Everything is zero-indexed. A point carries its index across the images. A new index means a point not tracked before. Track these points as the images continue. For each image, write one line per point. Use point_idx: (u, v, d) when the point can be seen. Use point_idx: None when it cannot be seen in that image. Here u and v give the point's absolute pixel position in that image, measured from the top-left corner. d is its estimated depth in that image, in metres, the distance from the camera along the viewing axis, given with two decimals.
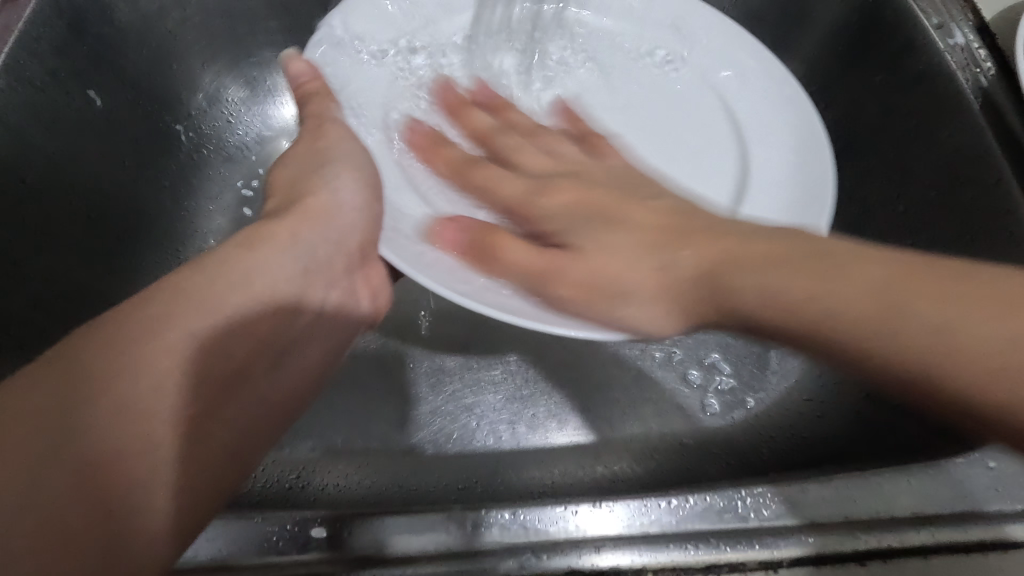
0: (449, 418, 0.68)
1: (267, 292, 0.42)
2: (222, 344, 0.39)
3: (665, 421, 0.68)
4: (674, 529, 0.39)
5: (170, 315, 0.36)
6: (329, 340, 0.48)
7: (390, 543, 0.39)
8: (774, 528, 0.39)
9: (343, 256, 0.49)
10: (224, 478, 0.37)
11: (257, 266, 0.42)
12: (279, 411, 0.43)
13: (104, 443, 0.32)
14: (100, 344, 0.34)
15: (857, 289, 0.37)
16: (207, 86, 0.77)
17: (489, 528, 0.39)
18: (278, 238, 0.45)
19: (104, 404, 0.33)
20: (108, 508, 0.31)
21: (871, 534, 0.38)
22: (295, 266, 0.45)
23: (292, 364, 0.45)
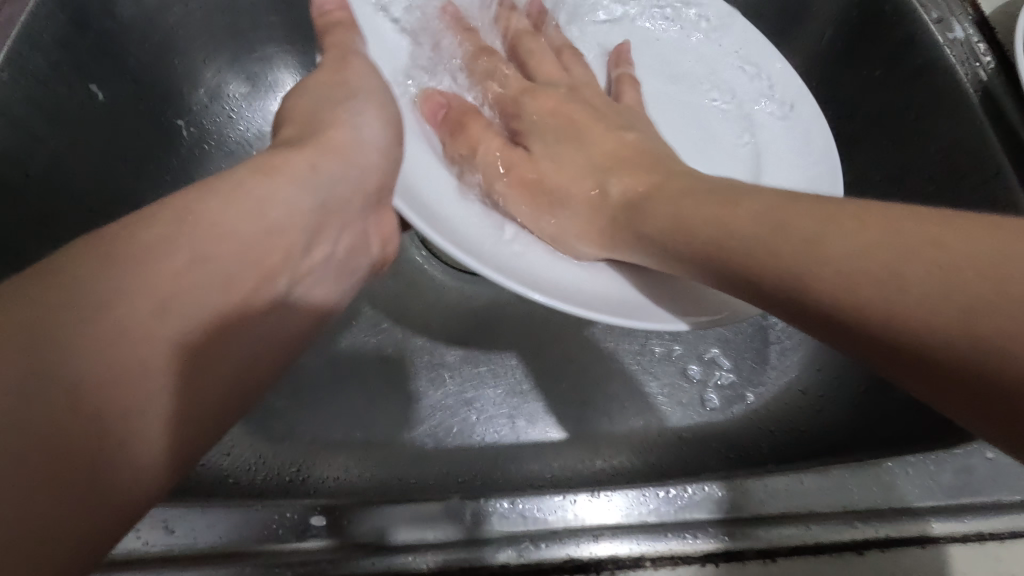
0: (449, 411, 0.69)
1: (275, 224, 0.39)
2: (226, 278, 0.36)
3: (665, 415, 0.69)
4: (673, 519, 0.39)
5: (178, 244, 0.33)
6: (330, 284, 0.46)
7: (390, 532, 0.39)
8: (771, 518, 0.39)
9: (359, 197, 0.46)
10: (216, 415, 0.35)
11: (271, 195, 0.39)
12: (280, 350, 0.41)
13: (102, 370, 0.29)
14: (99, 262, 0.31)
15: (923, 277, 0.32)
16: (209, 81, 0.78)
17: (488, 517, 0.40)
18: (297, 166, 0.41)
19: (100, 329, 0.30)
20: (104, 445, 0.29)
21: (868, 523, 0.39)
22: (311, 198, 0.42)
23: (295, 302, 0.42)
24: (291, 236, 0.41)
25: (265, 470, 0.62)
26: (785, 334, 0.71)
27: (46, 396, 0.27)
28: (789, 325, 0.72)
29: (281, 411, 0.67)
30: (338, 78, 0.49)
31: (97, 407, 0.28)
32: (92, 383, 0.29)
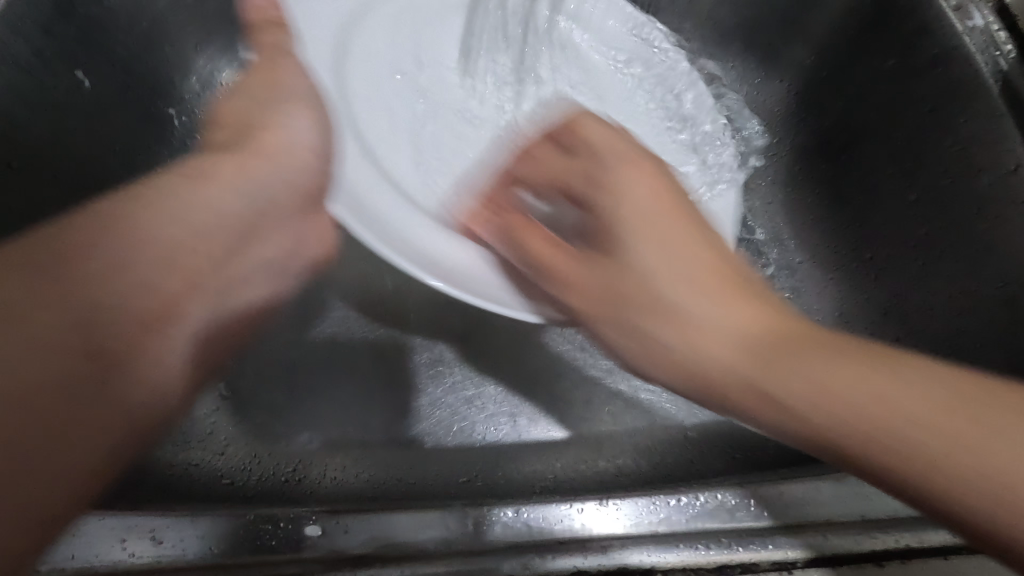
0: (449, 410, 0.67)
1: (203, 227, 0.43)
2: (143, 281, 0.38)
3: (670, 413, 0.67)
4: (684, 529, 0.37)
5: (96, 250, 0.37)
6: (274, 263, 0.50)
7: (387, 540, 0.37)
8: (789, 527, 0.37)
9: (294, 196, 0.49)
10: (158, 415, 0.38)
11: (194, 200, 0.42)
12: (227, 335, 0.46)
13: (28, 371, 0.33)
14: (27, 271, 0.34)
15: (862, 415, 0.34)
16: (201, 69, 0.75)
17: (492, 526, 0.38)
18: (225, 174, 0.45)
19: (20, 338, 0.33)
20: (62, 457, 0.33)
21: (889, 533, 0.37)
22: (240, 203, 0.45)
23: (238, 291, 0.46)
24: (228, 239, 0.45)
25: (260, 472, 0.60)
26: None
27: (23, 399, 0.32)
28: None
29: (277, 410, 0.65)
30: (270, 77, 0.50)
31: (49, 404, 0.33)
32: (107, 337, 0.36)
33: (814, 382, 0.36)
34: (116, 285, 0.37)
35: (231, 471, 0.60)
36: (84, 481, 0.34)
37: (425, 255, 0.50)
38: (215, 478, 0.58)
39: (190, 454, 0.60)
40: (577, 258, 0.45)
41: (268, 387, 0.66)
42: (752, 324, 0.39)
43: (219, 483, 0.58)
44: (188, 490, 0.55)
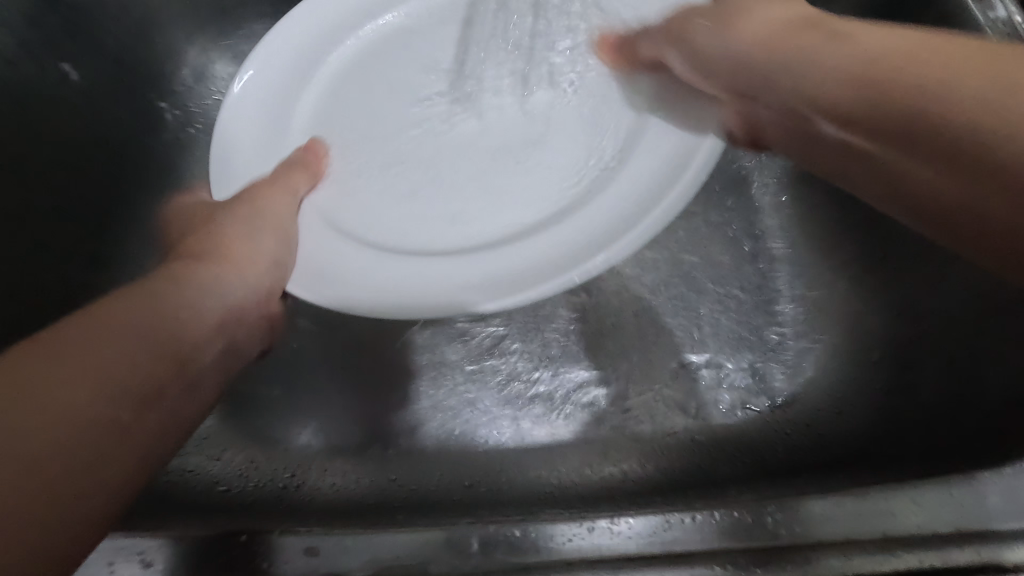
0: (449, 413, 0.65)
1: (202, 318, 0.38)
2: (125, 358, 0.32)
3: (676, 416, 0.65)
4: (699, 549, 0.36)
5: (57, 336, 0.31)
6: (226, 360, 0.40)
7: (385, 561, 0.36)
8: (805, 546, 0.36)
9: (263, 305, 0.45)
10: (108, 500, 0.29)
11: (204, 286, 0.40)
12: (175, 427, 0.34)
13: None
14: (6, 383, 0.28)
15: (943, 99, 0.32)
16: (194, 61, 0.72)
17: (497, 545, 0.36)
18: (212, 264, 0.42)
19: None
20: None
21: (912, 553, 0.36)
22: (218, 301, 0.40)
23: (200, 386, 0.36)
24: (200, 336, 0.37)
25: (257, 479, 0.59)
26: (803, 332, 0.67)
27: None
28: (805, 321, 0.67)
29: (274, 413, 0.64)
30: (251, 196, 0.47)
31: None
32: (93, 403, 0.29)
33: (876, 74, 0.35)
34: (100, 361, 0.31)
35: (228, 477, 0.59)
36: (118, 485, 0.29)
37: (448, 285, 0.48)
38: (211, 486, 0.57)
39: (186, 460, 0.59)
40: (860, 137, 0.37)
41: (265, 390, 0.65)
42: (849, 68, 0.37)
43: (215, 491, 0.57)
44: (184, 499, 0.54)
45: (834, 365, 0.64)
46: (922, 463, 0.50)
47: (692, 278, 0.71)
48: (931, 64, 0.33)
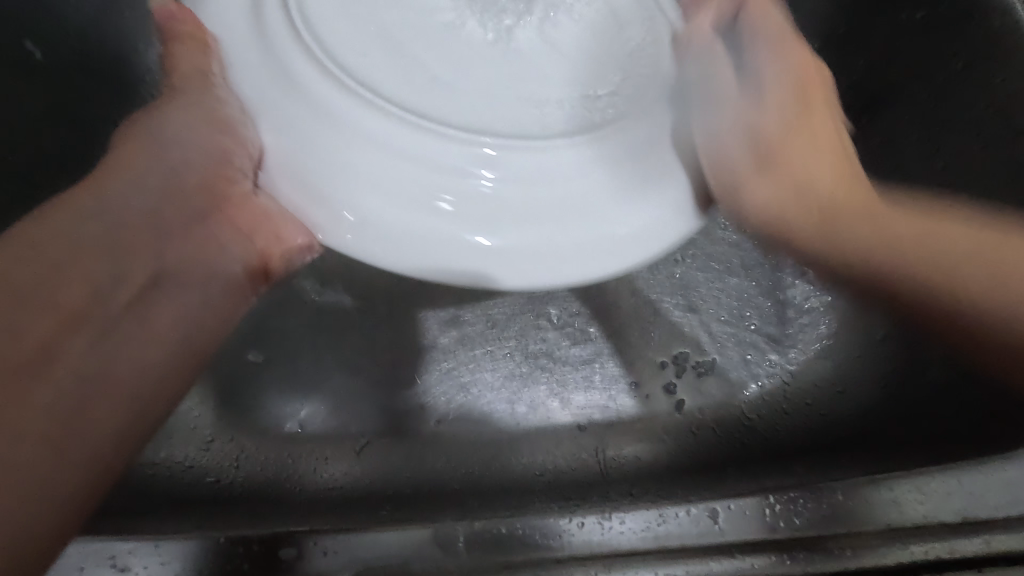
0: (443, 397, 0.63)
1: (126, 349, 0.38)
2: (93, 355, 0.36)
3: (674, 398, 0.63)
4: (695, 542, 0.35)
5: (58, 403, 0.34)
6: (201, 293, 0.42)
7: (366, 562, 0.35)
8: (809, 538, 0.35)
9: (79, 298, 0.37)
10: (132, 379, 0.37)
11: (64, 274, 0.37)
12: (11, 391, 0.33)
13: (80, 369, 0.35)
14: (32, 368, 0.34)
15: (796, 195, 0.44)
16: (168, 36, 0.67)
17: (483, 542, 0.35)
18: (105, 183, 0.42)
19: (63, 350, 0.35)
20: (107, 412, 0.35)
21: (917, 545, 0.34)
22: (121, 217, 0.41)
23: (162, 297, 0.40)
24: (81, 299, 0.37)
25: (245, 468, 0.57)
26: (806, 309, 0.65)
27: (101, 366, 0.36)
28: (809, 298, 0.65)
29: (263, 395, 0.61)
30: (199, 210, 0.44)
31: (161, 340, 0.39)
32: (82, 339, 0.36)
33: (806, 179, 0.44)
34: (77, 352, 0.36)
35: (216, 468, 0.57)
36: (124, 401, 0.36)
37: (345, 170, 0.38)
38: (198, 478, 0.56)
39: (172, 450, 0.57)
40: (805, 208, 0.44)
41: (247, 370, 0.62)
42: (825, 182, 0.44)
43: (202, 483, 0.55)
44: (169, 494, 0.53)
45: (837, 343, 0.62)
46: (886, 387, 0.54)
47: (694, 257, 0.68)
48: (806, 183, 0.44)
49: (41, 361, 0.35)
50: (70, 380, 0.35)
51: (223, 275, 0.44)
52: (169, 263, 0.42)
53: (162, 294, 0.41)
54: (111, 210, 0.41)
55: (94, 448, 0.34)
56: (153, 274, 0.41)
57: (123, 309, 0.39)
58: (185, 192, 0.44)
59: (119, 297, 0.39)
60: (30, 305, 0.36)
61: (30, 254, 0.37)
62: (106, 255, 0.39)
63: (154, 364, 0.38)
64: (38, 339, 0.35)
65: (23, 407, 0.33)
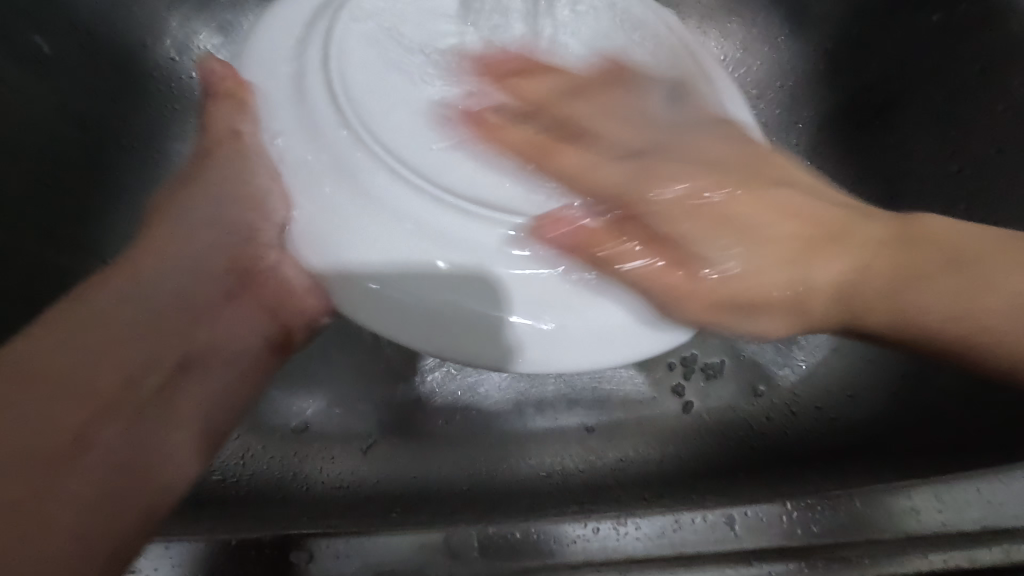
0: (450, 398, 0.62)
1: (167, 427, 0.37)
2: (133, 440, 0.35)
3: (684, 401, 0.63)
4: (712, 550, 0.34)
5: (40, 532, 0.29)
6: (230, 375, 0.42)
7: (377, 566, 0.34)
8: (827, 546, 0.34)
9: (120, 389, 0.36)
10: (182, 468, 0.36)
11: (104, 356, 0.36)
12: (19, 487, 0.30)
13: (161, 455, 0.36)
14: (50, 464, 0.31)
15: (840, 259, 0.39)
16: (175, 31, 0.66)
17: (496, 547, 0.35)
18: (137, 267, 0.40)
19: (137, 431, 0.35)
20: (145, 493, 0.34)
21: (938, 553, 0.34)
22: (148, 303, 0.39)
23: (187, 387, 0.39)
24: (111, 382, 0.35)
25: (252, 468, 0.57)
26: None
27: (130, 463, 0.34)
28: None
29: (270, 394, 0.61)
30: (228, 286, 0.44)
31: (191, 423, 0.38)
32: (132, 411, 0.36)
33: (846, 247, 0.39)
34: (128, 437, 0.35)
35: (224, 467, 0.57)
36: (172, 483, 0.35)
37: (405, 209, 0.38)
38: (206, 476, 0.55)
39: None
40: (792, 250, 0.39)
41: None
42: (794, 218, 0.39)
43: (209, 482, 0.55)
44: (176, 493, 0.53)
45: (847, 346, 0.61)
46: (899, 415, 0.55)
47: None
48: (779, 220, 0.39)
49: (24, 470, 0.30)
50: (101, 474, 0.33)
51: (245, 346, 0.44)
52: (196, 343, 0.41)
53: (189, 378, 0.39)
54: (161, 281, 0.40)
55: (174, 459, 0.36)
56: (179, 358, 0.39)
57: (174, 394, 0.38)
58: (212, 274, 0.43)
59: (147, 383, 0.37)
60: (73, 404, 0.33)
61: (39, 346, 0.34)
62: (146, 338, 0.38)
63: (186, 440, 0.37)
64: (47, 432, 0.32)
65: (57, 512, 0.30)
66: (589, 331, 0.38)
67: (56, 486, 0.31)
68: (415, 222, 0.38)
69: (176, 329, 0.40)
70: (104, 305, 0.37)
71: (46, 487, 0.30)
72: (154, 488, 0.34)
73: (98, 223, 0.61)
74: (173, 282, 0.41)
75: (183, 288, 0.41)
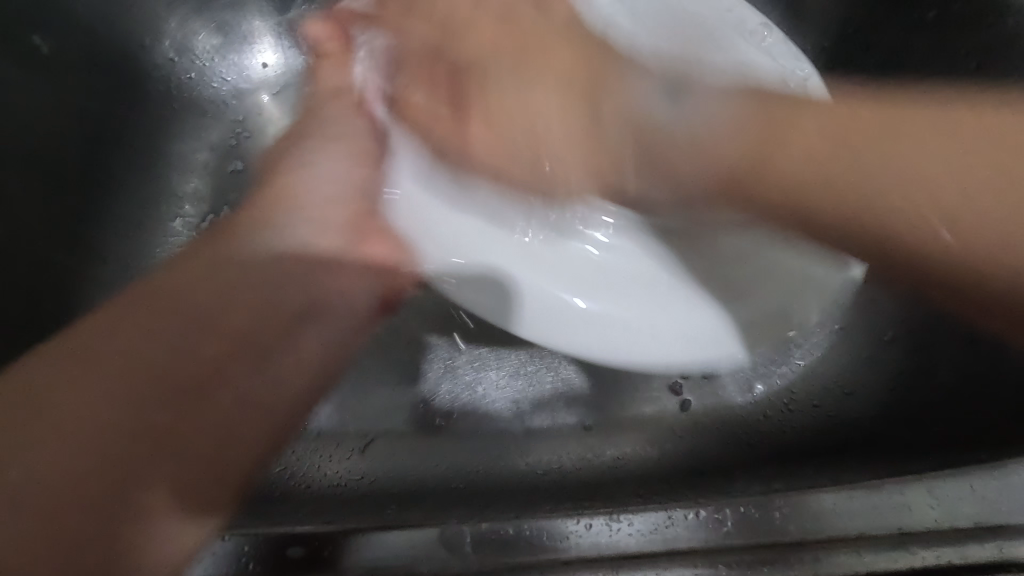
0: (448, 396, 0.63)
1: (231, 428, 0.46)
2: (224, 424, 0.45)
3: (681, 399, 0.63)
4: (704, 545, 0.35)
5: (155, 513, 0.39)
6: (318, 338, 0.55)
7: (370, 563, 0.35)
8: (819, 543, 0.34)
9: (175, 381, 0.44)
10: (256, 442, 0.48)
11: (148, 350, 0.44)
12: (60, 484, 0.37)
13: (220, 429, 0.45)
14: (140, 452, 0.40)
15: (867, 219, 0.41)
16: (174, 32, 0.66)
17: (490, 543, 0.35)
18: (231, 254, 0.52)
19: (199, 415, 0.44)
20: (207, 479, 0.43)
21: (929, 550, 0.33)
22: (239, 290, 0.50)
23: (237, 391, 0.47)
24: (183, 370, 0.44)
25: None
26: None
27: (195, 451, 0.43)
28: None
29: None
30: (326, 255, 0.58)
31: (274, 404, 0.50)
32: (193, 388, 0.44)
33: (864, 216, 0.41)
34: (207, 423, 0.44)
35: None
36: (236, 453, 0.46)
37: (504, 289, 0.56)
38: None
39: None
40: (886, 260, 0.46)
41: None
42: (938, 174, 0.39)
43: None
44: None
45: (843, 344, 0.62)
46: (896, 415, 0.55)
47: None
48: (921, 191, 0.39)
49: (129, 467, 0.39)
50: (175, 463, 0.41)
51: (350, 307, 0.59)
52: (304, 339, 0.54)
53: (248, 377, 0.48)
54: (254, 248, 0.54)
55: (166, 535, 0.39)
56: (244, 354, 0.48)
57: (236, 382, 0.47)
58: (282, 261, 0.55)
59: (234, 369, 0.47)
60: (157, 412, 0.42)
61: (103, 348, 0.43)
62: (186, 336, 0.46)
63: (229, 427, 0.45)
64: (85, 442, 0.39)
65: (140, 493, 0.39)
66: (611, 329, 0.56)
67: (141, 464, 0.40)
68: (534, 293, 0.57)
69: (269, 312, 0.51)
70: (186, 279, 0.49)
71: (121, 466, 0.39)
72: (232, 462, 0.45)
73: (96, 222, 0.61)
74: (241, 270, 0.52)
75: (258, 301, 0.51)
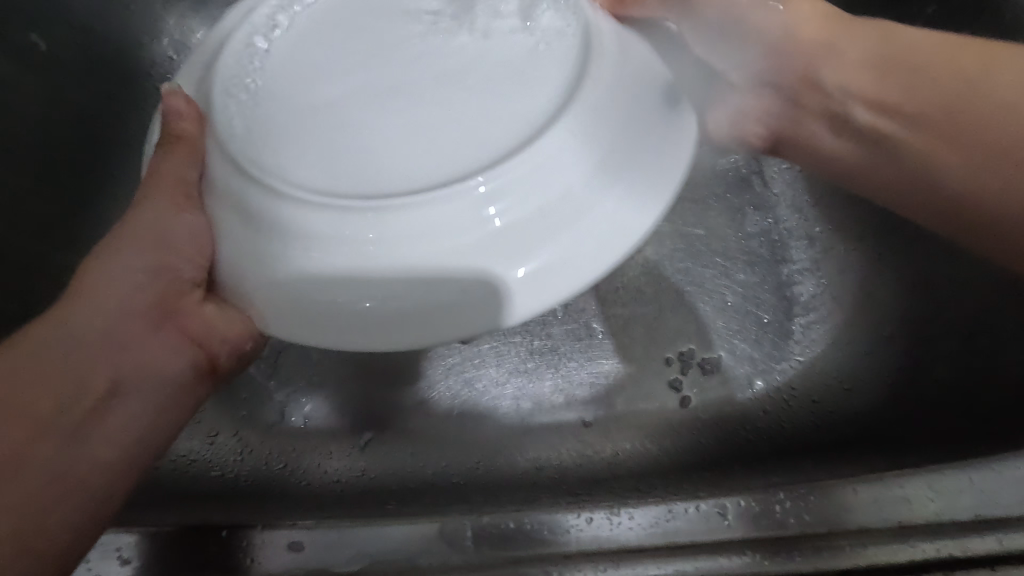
0: (447, 393, 0.63)
1: (93, 467, 0.35)
2: (77, 458, 0.34)
3: (681, 396, 0.63)
4: (705, 539, 0.35)
5: None
6: (157, 395, 0.38)
7: (372, 556, 0.35)
8: (819, 536, 0.34)
9: (27, 425, 0.34)
10: (111, 482, 0.35)
11: (20, 373, 0.35)
12: None
13: (87, 458, 0.35)
14: None
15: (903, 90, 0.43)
16: (172, 30, 0.67)
17: (492, 536, 0.35)
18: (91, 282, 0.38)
19: (81, 446, 0.35)
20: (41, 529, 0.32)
21: (928, 542, 0.34)
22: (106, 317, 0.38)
23: (113, 412, 0.36)
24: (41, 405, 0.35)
25: (248, 462, 0.57)
26: (812, 307, 0.64)
27: (66, 492, 0.33)
28: (815, 296, 0.65)
29: (268, 389, 0.61)
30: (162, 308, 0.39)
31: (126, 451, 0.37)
32: (52, 423, 0.34)
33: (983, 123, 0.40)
34: (53, 459, 0.34)
35: (221, 462, 0.57)
36: (84, 518, 0.34)
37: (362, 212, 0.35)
38: (203, 472, 0.56)
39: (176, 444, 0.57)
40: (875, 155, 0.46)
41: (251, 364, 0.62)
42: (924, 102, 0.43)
43: (207, 478, 0.55)
44: (172, 485, 0.53)
45: (842, 340, 0.62)
46: (894, 410, 0.55)
47: (698, 252, 0.68)
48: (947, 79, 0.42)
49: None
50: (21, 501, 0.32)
51: (160, 379, 0.38)
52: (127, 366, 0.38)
53: (122, 403, 0.37)
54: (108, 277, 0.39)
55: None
56: (109, 381, 0.37)
57: (119, 419, 0.37)
58: (166, 299, 0.39)
59: (68, 416, 0.35)
60: None
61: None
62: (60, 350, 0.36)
63: (120, 471, 0.36)
64: None
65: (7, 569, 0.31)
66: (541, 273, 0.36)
67: None
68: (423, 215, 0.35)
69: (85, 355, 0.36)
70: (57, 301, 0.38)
71: None
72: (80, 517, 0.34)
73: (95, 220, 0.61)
74: (138, 287, 0.39)
75: (117, 318, 0.38)
